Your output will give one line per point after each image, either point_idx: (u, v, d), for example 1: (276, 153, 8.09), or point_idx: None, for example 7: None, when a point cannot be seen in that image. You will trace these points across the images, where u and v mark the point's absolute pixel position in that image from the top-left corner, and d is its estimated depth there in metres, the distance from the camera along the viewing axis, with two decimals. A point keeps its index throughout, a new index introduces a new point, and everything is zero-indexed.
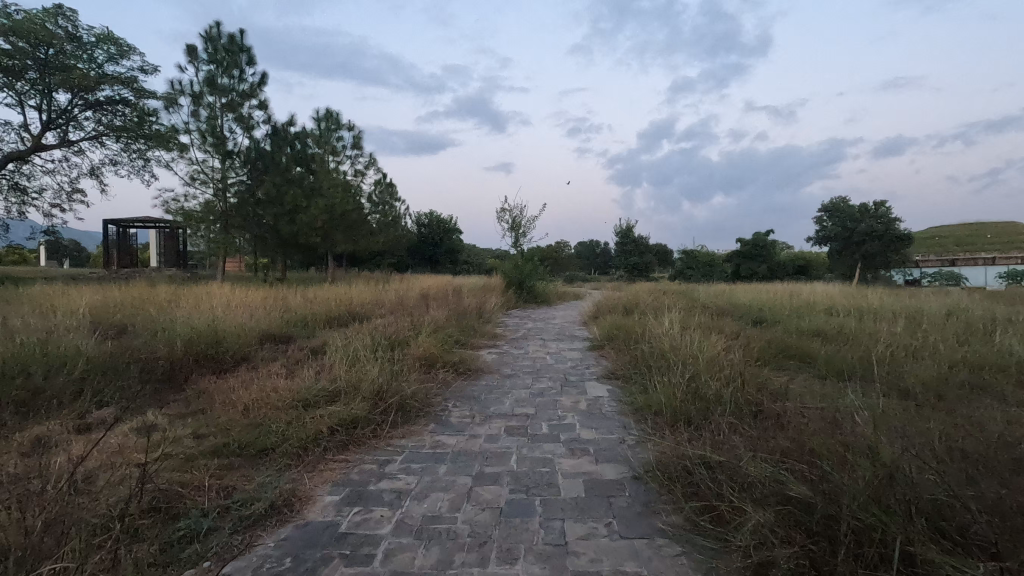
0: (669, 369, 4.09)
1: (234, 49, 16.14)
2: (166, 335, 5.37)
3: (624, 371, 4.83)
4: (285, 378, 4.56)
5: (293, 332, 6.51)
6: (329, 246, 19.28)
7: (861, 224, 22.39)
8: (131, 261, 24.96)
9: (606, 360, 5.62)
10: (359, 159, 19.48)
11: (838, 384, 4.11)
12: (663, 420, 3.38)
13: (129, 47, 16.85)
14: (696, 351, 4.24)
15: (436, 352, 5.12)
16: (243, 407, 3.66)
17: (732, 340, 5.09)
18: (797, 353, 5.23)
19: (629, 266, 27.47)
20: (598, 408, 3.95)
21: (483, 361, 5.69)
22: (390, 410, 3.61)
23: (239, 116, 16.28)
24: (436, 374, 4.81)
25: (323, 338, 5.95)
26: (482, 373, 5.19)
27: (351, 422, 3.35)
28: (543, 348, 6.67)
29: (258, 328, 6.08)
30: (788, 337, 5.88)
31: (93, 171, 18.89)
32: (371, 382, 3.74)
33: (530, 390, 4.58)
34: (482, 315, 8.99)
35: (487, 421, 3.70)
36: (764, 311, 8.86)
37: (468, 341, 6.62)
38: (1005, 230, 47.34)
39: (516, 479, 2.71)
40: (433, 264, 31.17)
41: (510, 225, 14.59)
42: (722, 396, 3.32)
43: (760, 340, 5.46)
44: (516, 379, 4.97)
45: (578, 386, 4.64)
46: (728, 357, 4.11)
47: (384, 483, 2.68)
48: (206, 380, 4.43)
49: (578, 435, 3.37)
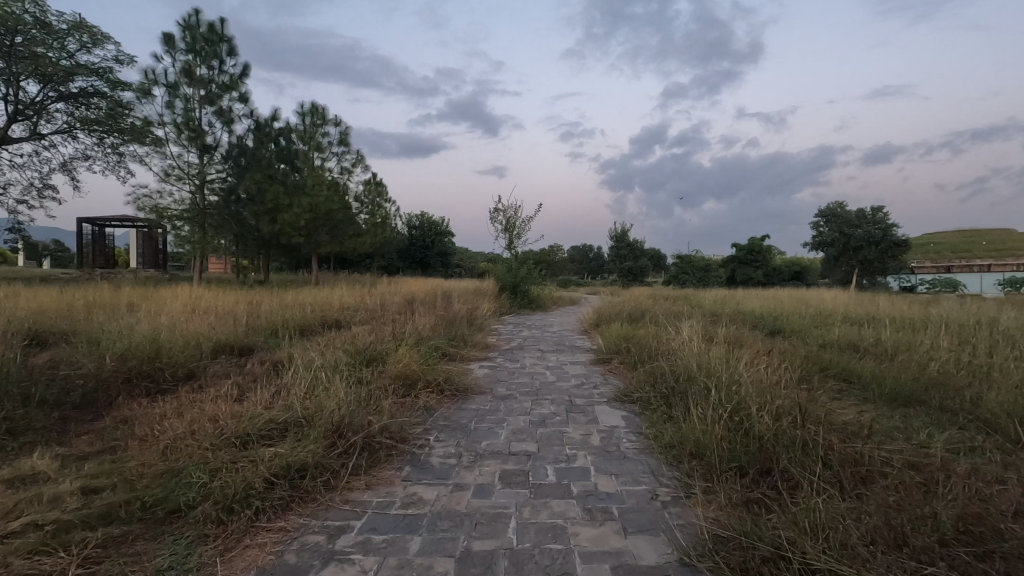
0: (702, 395, 3.35)
1: (215, 39, 15.29)
2: (100, 346, 4.56)
3: (641, 394, 4.05)
4: (235, 402, 3.77)
5: (258, 343, 5.70)
6: (312, 247, 18.33)
7: (859, 230, 21.78)
8: (107, 262, 23.88)
9: (615, 379, 4.86)
10: (346, 156, 18.61)
11: (906, 417, 3.36)
12: (705, 466, 2.64)
13: (104, 36, 16.00)
14: (735, 373, 3.51)
15: (417, 368, 4.32)
16: (166, 446, 2.86)
17: (764, 355, 4.36)
18: (838, 371, 4.49)
19: (625, 270, 26.76)
20: (615, 445, 3.19)
21: (474, 379, 4.90)
22: (352, 450, 2.81)
23: (218, 110, 15.42)
24: (417, 396, 4.03)
25: (288, 351, 5.13)
26: (473, 394, 4.40)
27: (301, 468, 2.57)
28: (541, 362, 5.89)
29: (213, 337, 5.27)
30: (823, 351, 5.12)
31: (64, 166, 17.91)
32: (334, 412, 2.96)
33: (531, 417, 3.79)
34: (473, 322, 8.21)
35: (476, 465, 2.91)
36: (780, 320, 8.13)
37: (457, 354, 5.83)
38: (996, 237, 47.10)
39: (517, 564, 1.92)
40: (423, 267, 30.33)
41: (504, 226, 13.84)
42: (783, 437, 2.58)
43: (795, 355, 4.71)
44: (513, 402, 4.18)
45: (587, 413, 3.85)
46: (775, 382, 3.37)
47: (329, 572, 1.89)
48: (134, 405, 3.63)
49: (593, 487, 2.60)
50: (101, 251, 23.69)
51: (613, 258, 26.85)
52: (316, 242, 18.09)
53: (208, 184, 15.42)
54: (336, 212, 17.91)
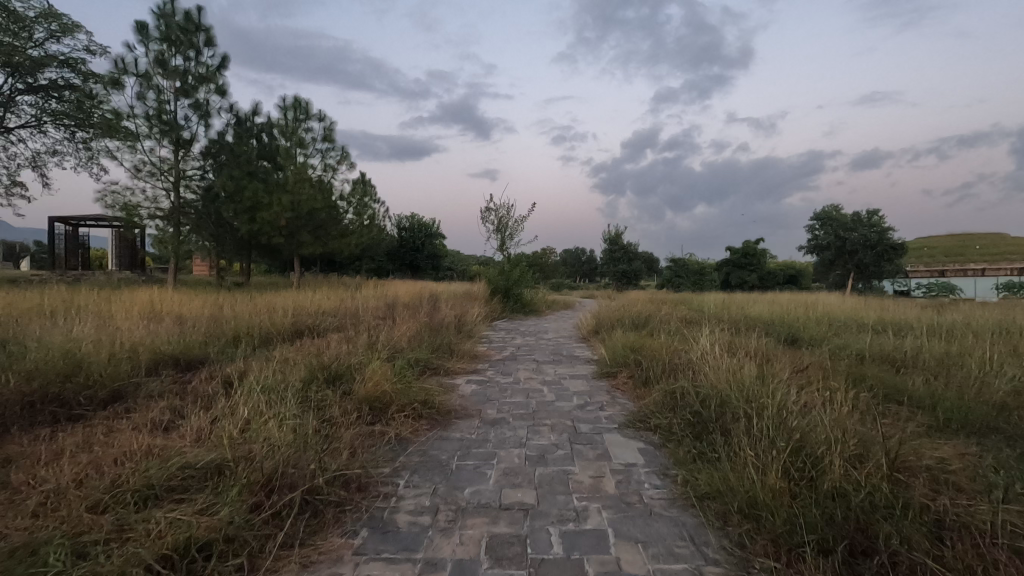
0: (743, 427, 2.67)
1: (191, 28, 14.49)
2: (8, 362, 3.78)
3: (661, 421, 3.35)
4: (160, 435, 3.03)
5: (212, 353, 4.94)
6: (294, 249, 17.42)
7: (855, 233, 21.33)
8: (80, 262, 22.77)
9: (624, 399, 4.16)
10: (330, 153, 17.78)
11: (1002, 454, 2.65)
12: (767, 534, 1.95)
13: (76, 24, 15.10)
14: (780, 398, 2.84)
15: (389, 389, 3.57)
16: (39, 504, 2.12)
17: (800, 373, 3.68)
18: (884, 387, 3.80)
19: (618, 274, 26.11)
20: (637, 494, 2.48)
21: (460, 398, 4.18)
22: (289, 512, 2.08)
23: (194, 102, 14.62)
24: (388, 424, 3.30)
25: (242, 365, 4.38)
26: (458, 418, 3.68)
27: (206, 544, 1.84)
28: (537, 376, 5.17)
29: (154, 351, 4.50)
30: (859, 363, 4.46)
31: (34, 161, 17.00)
32: (268, 458, 2.25)
33: (526, 452, 3.07)
34: (461, 328, 7.51)
35: (456, 526, 2.18)
36: (793, 327, 7.50)
37: (440, 367, 5.12)
38: (987, 242, 47.09)
39: None
40: (413, 269, 29.57)
41: (496, 226, 13.16)
42: (874, 499, 1.89)
43: (833, 368, 4.03)
44: (505, 430, 3.46)
45: (596, 445, 3.15)
46: (836, 406, 2.71)
47: None
48: (28, 439, 2.87)
49: (614, 566, 1.89)
50: (75, 252, 22.66)
51: (607, 261, 26.26)
52: (298, 243, 17.21)
53: (185, 181, 14.66)
54: (320, 211, 17.08)
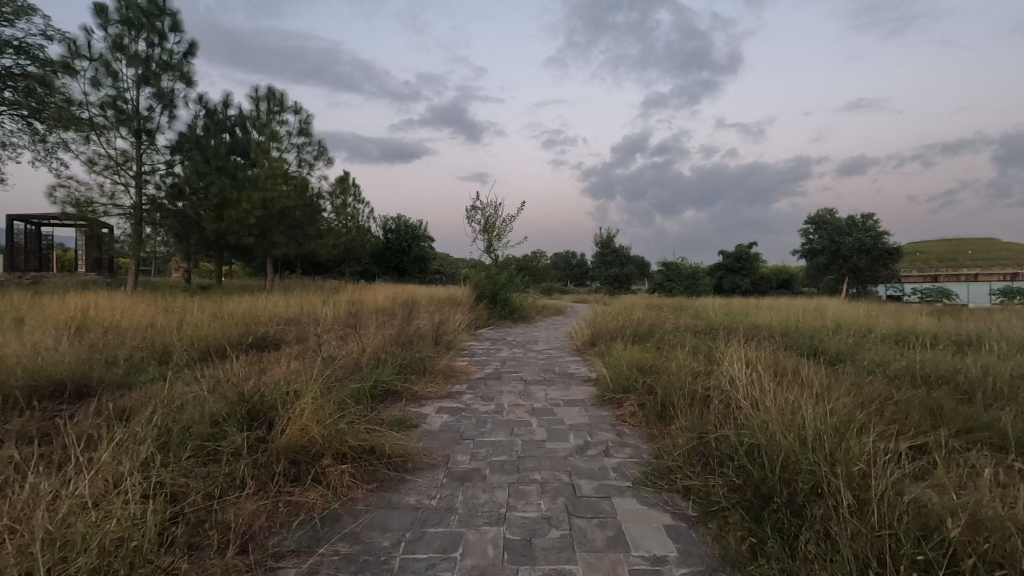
0: (831, 512, 1.77)
1: (154, 11, 13.40)
2: None
3: (692, 482, 2.43)
4: None
5: (123, 376, 3.95)
6: (266, 248, 16.28)
7: (849, 238, 20.59)
8: (39, 264, 21.35)
9: (634, 439, 3.25)
10: (307, 148, 16.68)
11: None
12: None
13: (29, 7, 13.88)
14: (881, 467, 1.95)
15: (320, 433, 2.62)
16: None
17: (870, 413, 2.75)
18: (974, 425, 2.82)
19: (610, 278, 25.27)
20: None
21: (423, 438, 3.23)
22: None
23: (158, 91, 13.55)
24: (312, 490, 2.35)
25: (147, 392, 3.39)
26: (415, 472, 2.73)
27: None
28: (525, 401, 4.25)
29: (33, 377, 3.48)
30: (925, 391, 3.51)
31: None
32: None
33: (506, 534, 2.13)
34: (439, 338, 6.59)
35: None
36: (812, 338, 6.63)
37: (405, 392, 4.19)
38: (977, 248, 46.85)
39: None
40: (399, 272, 28.60)
41: (482, 226, 12.19)
42: None
43: (901, 402, 3.08)
44: (479, 492, 2.51)
45: (606, 521, 2.22)
46: (966, 480, 1.82)
47: None
48: None
49: None
50: (36, 253, 21.28)
51: (598, 264, 25.46)
52: (271, 243, 16.10)
53: (147, 176, 13.59)
54: (294, 211, 15.98)
